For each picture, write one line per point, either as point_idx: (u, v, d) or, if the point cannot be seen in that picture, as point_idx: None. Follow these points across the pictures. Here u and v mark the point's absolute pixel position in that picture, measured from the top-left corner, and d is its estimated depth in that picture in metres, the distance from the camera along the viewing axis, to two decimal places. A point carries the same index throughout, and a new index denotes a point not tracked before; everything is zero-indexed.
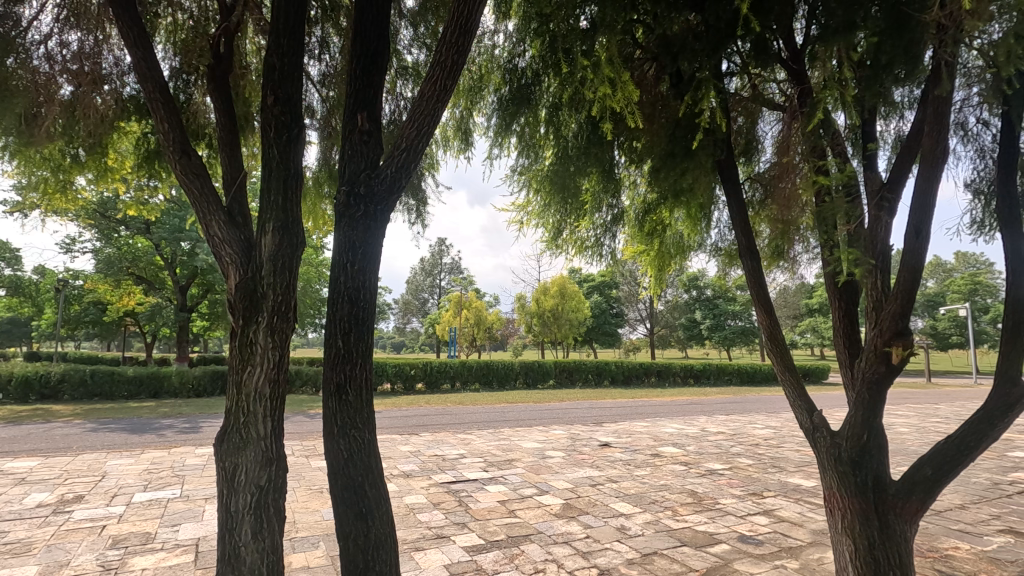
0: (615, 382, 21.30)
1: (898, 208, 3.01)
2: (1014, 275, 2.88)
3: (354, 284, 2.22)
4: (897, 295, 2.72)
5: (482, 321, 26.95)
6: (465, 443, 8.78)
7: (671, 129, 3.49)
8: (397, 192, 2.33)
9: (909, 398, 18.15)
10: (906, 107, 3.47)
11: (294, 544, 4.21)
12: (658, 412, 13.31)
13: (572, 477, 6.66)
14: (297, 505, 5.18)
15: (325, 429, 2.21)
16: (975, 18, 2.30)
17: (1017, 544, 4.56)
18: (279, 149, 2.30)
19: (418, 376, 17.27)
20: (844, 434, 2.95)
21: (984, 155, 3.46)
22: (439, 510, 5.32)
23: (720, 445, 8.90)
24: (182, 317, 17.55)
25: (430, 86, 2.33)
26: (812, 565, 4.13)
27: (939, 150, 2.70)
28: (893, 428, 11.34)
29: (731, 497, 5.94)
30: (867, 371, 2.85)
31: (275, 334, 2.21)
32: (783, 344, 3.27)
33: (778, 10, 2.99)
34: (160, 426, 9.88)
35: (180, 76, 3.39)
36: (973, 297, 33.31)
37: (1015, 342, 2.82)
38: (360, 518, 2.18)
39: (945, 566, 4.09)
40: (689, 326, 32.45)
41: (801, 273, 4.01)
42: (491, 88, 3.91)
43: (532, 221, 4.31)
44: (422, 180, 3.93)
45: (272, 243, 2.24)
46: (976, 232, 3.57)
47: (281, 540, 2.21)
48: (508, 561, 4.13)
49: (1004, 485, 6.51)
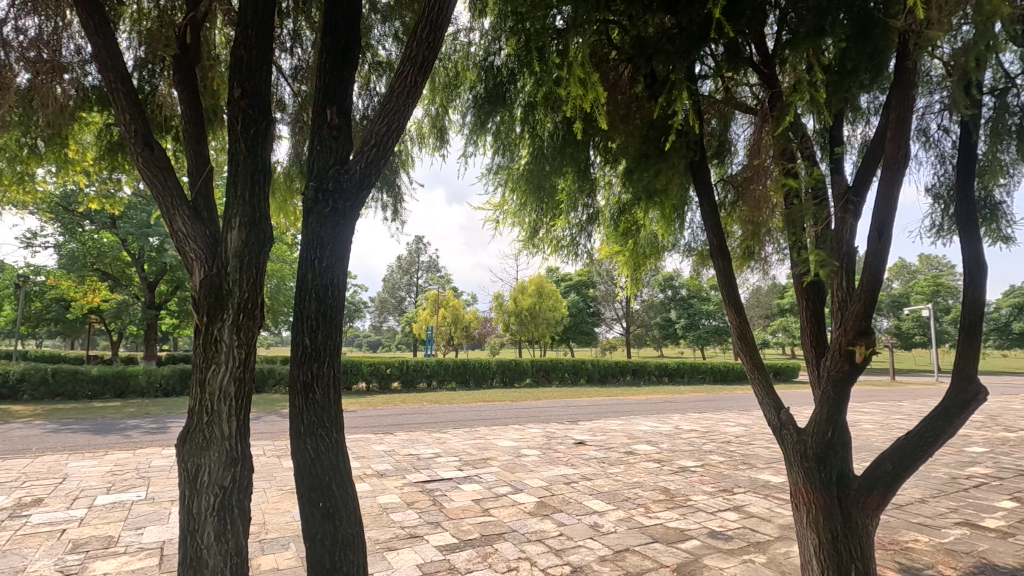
0: (591, 381, 21.43)
1: (861, 212, 3.09)
2: (971, 277, 2.98)
3: (322, 281, 2.19)
4: (859, 295, 2.80)
5: (459, 320, 26.84)
6: (441, 442, 8.75)
7: (645, 130, 3.53)
8: (367, 188, 2.29)
9: (874, 396, 18.72)
10: (871, 113, 3.58)
11: (263, 546, 4.12)
12: (633, 410, 13.44)
13: (547, 475, 6.69)
14: (267, 506, 5.09)
15: (291, 428, 2.18)
16: (937, 27, 2.34)
17: (973, 536, 4.74)
18: (246, 143, 2.25)
19: (393, 375, 17.14)
20: (810, 431, 3.01)
21: (944, 160, 3.59)
22: (413, 509, 5.28)
23: (692, 443, 9.01)
24: (150, 314, 17.10)
25: (400, 81, 2.30)
26: (778, 559, 4.23)
27: (901, 155, 2.78)
28: (858, 425, 11.66)
29: (703, 494, 6.03)
30: (831, 369, 2.92)
31: (240, 332, 2.15)
32: (752, 343, 3.33)
33: (749, 14, 3.03)
34: (126, 426, 9.62)
35: (145, 67, 3.27)
36: (935, 297, 34.56)
37: (971, 341, 2.93)
38: (327, 519, 2.15)
39: (905, 559, 4.22)
40: (665, 326, 32.85)
41: (772, 273, 4.09)
42: (467, 85, 3.88)
43: (508, 221, 4.27)
44: (397, 176, 3.88)
45: (238, 239, 2.19)
46: (934, 236, 3.70)
47: (245, 541, 2.16)
48: (481, 559, 4.13)
49: (961, 479, 6.76)
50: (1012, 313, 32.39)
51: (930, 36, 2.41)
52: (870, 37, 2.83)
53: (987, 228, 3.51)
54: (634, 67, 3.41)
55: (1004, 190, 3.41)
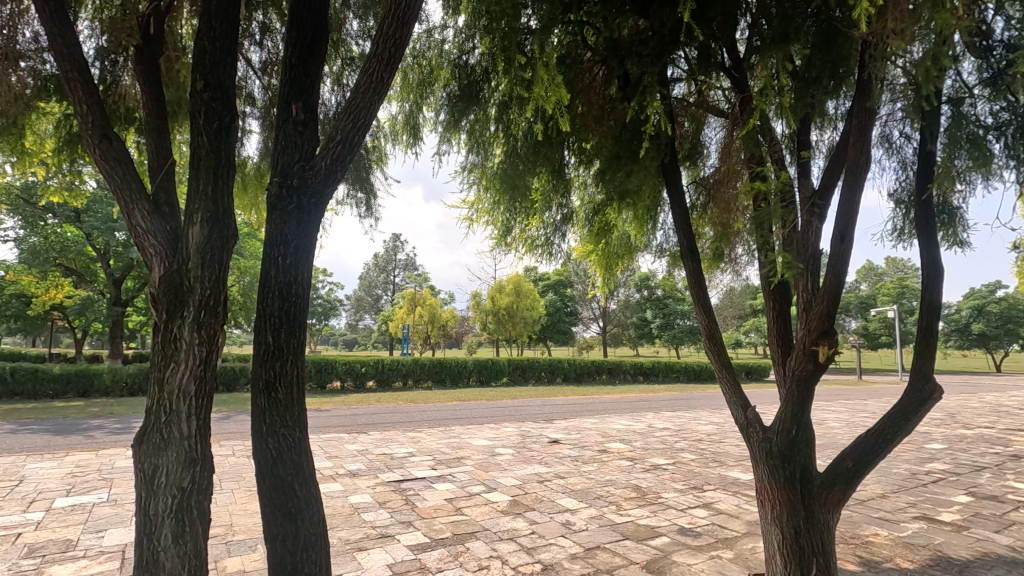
0: (568, 379, 21.54)
1: (826, 215, 3.15)
2: (930, 279, 3.09)
3: (286, 276, 2.15)
4: (823, 296, 2.89)
5: (436, 318, 26.71)
6: (415, 440, 8.71)
7: (618, 131, 3.58)
8: (334, 184, 2.27)
9: (841, 394, 19.17)
10: (837, 119, 3.68)
11: (229, 547, 4.04)
12: (608, 409, 13.52)
13: (521, 474, 6.71)
14: (235, 506, 5.00)
15: (253, 428, 2.14)
16: (896, 39, 2.40)
17: (930, 530, 4.90)
18: (209, 136, 2.21)
19: (369, 373, 16.98)
20: (775, 429, 3.08)
21: (905, 166, 3.71)
22: (385, 509, 5.23)
23: (665, 441, 9.11)
24: (116, 311, 16.64)
25: (366, 77, 2.28)
26: (745, 555, 4.31)
27: (862, 160, 2.87)
28: (825, 422, 11.96)
29: (673, 491, 6.12)
30: (796, 368, 2.99)
31: (201, 330, 2.11)
32: (721, 343, 3.38)
33: (719, 19, 3.09)
34: (89, 426, 9.33)
35: (108, 57, 3.16)
36: (901, 299, 35.67)
37: (928, 341, 3.04)
38: (289, 519, 2.12)
39: (865, 552, 4.35)
40: (641, 326, 33.18)
41: (743, 274, 4.16)
42: (441, 83, 3.84)
43: (481, 219, 4.23)
44: (369, 172, 3.85)
45: (200, 234, 2.15)
46: (895, 239, 3.82)
47: (204, 542, 2.12)
48: (452, 559, 4.12)
49: (921, 475, 6.99)
50: (972, 315, 33.64)
51: (889, 48, 2.47)
52: (832, 45, 2.89)
53: (945, 232, 3.64)
54: (608, 69, 3.45)
55: (960, 197, 3.54)
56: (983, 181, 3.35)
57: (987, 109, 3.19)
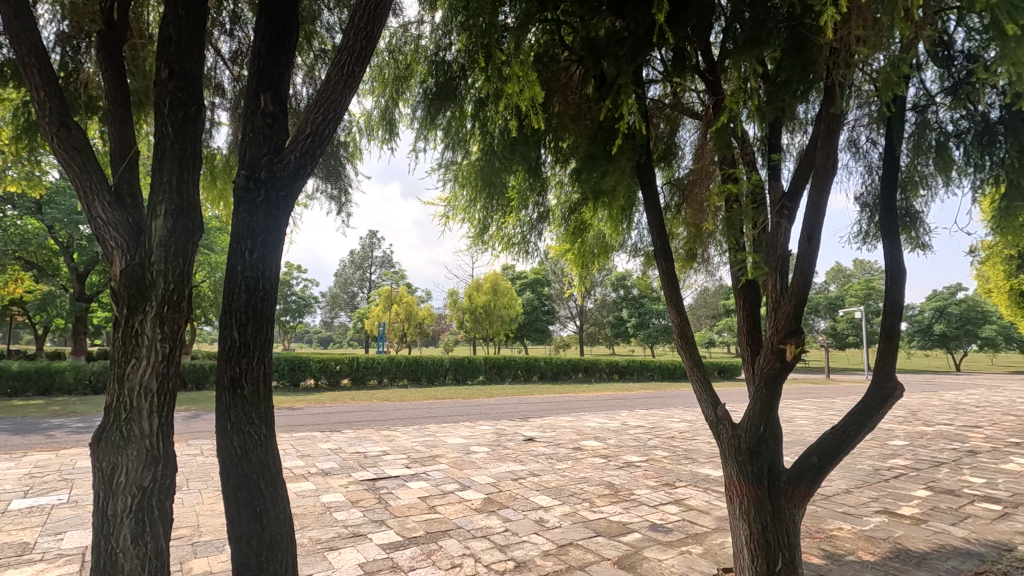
0: (544, 377, 21.65)
1: (796, 217, 3.21)
2: (893, 281, 3.18)
3: (252, 271, 2.11)
4: (791, 296, 2.95)
5: (413, 316, 26.59)
6: (389, 439, 8.64)
7: (594, 130, 3.59)
8: (303, 178, 2.23)
9: (810, 392, 19.63)
10: (807, 123, 3.78)
11: (195, 548, 3.96)
12: (583, 407, 13.60)
13: (495, 471, 6.71)
14: (203, 507, 4.90)
15: (217, 426, 2.09)
16: (862, 46, 2.45)
17: (890, 523, 5.07)
18: (174, 127, 2.15)
19: (343, 371, 16.79)
20: (743, 427, 3.13)
21: (872, 170, 3.82)
22: (357, 509, 5.16)
23: (639, 439, 9.21)
24: (80, 306, 16.17)
25: (337, 70, 2.24)
26: (714, 550, 4.39)
27: (829, 164, 2.93)
28: (794, 420, 12.24)
29: (646, 488, 6.19)
30: (764, 366, 3.04)
31: (164, 326, 2.06)
32: (692, 340, 3.43)
33: (694, 21, 3.11)
34: (49, 426, 9.01)
35: (69, 42, 3.06)
36: (868, 300, 36.70)
37: (891, 341, 3.13)
38: (254, 518, 2.08)
39: (829, 545, 4.47)
40: (617, 325, 33.49)
41: (716, 273, 4.22)
42: (417, 78, 3.80)
43: (457, 216, 4.18)
44: (343, 167, 3.82)
45: (164, 227, 2.10)
46: (861, 241, 3.93)
47: (165, 544, 2.07)
48: (424, 557, 4.10)
49: (883, 471, 7.22)
50: (934, 316, 34.81)
51: (855, 54, 2.53)
52: (803, 50, 2.94)
53: (907, 235, 3.76)
54: (584, 68, 3.47)
55: (923, 201, 3.66)
56: (943, 186, 3.46)
57: (949, 116, 3.29)
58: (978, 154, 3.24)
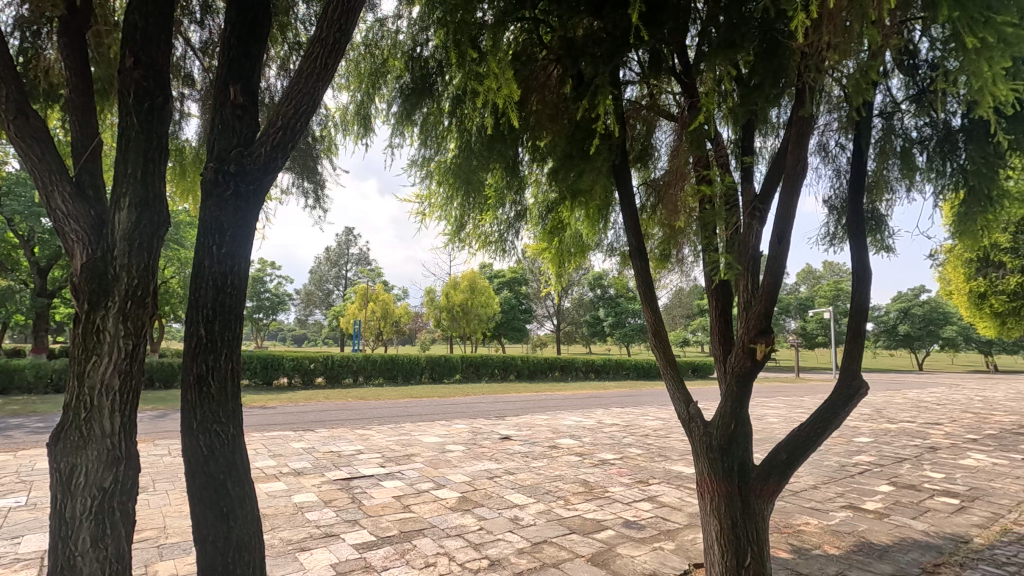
0: (521, 376, 21.71)
1: (767, 218, 3.26)
2: (859, 282, 3.27)
3: (221, 267, 2.06)
4: (762, 296, 3.00)
5: (389, 314, 26.42)
6: (364, 438, 8.56)
7: (571, 130, 3.60)
8: (273, 172, 2.19)
9: (781, 391, 20.07)
10: (779, 127, 3.86)
11: (161, 551, 3.86)
12: (559, 406, 13.67)
13: (470, 470, 6.70)
14: (171, 508, 4.78)
15: (182, 424, 2.04)
16: (834, 52, 2.50)
17: (855, 517, 5.22)
18: (139, 118, 2.08)
19: (318, 369, 16.56)
20: (715, 424, 3.18)
21: (839, 175, 3.92)
22: (330, 508, 5.10)
23: (613, 437, 9.31)
24: (41, 302, 15.65)
25: (309, 62, 2.20)
26: (685, 546, 4.46)
27: (799, 167, 2.99)
28: (764, 418, 12.51)
29: (620, 485, 6.26)
30: (735, 364, 3.09)
31: (127, 322, 2.00)
32: (666, 338, 3.47)
33: (671, 24, 3.16)
34: (7, 425, 8.69)
35: (29, 27, 2.93)
36: (837, 301, 37.69)
37: (857, 341, 3.22)
38: (221, 518, 2.04)
39: (796, 540, 4.57)
40: (593, 323, 33.76)
41: (690, 274, 4.27)
42: (394, 74, 3.76)
43: (434, 214, 4.15)
44: (318, 163, 3.76)
45: (128, 221, 2.03)
46: (829, 243, 4.03)
47: (127, 547, 2.01)
48: (398, 556, 4.07)
49: (849, 467, 7.42)
50: (899, 317, 35.94)
51: (826, 59, 2.58)
52: (775, 56, 3.00)
53: (872, 237, 3.87)
54: (562, 67, 3.48)
55: (888, 205, 3.77)
56: (906, 191, 3.58)
57: (913, 123, 3.39)
58: (940, 160, 3.35)
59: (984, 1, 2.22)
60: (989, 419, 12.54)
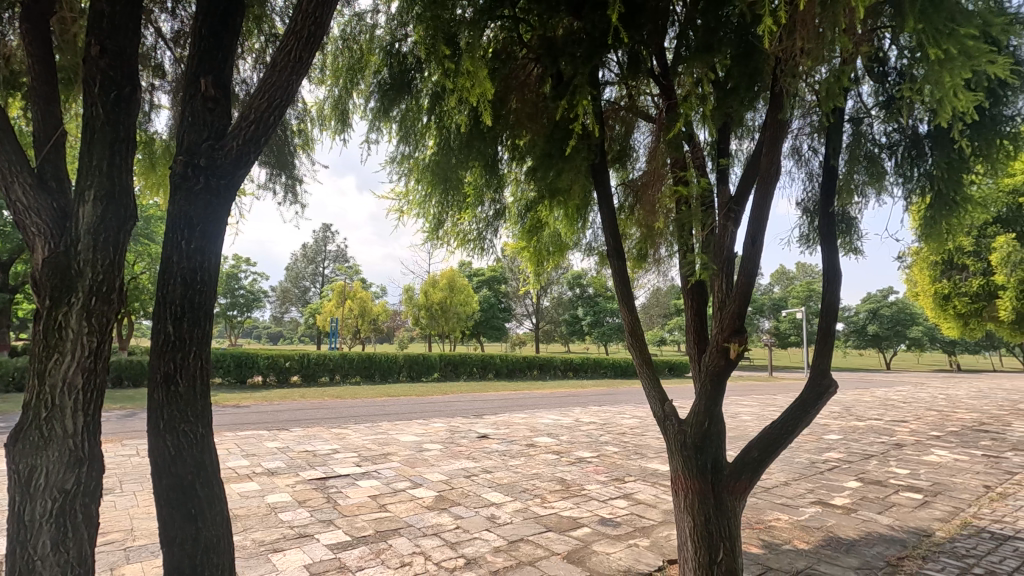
0: (499, 375, 21.72)
1: (742, 219, 3.31)
2: (830, 282, 3.34)
3: (190, 263, 2.01)
4: (736, 296, 3.05)
5: (367, 312, 26.19)
6: (340, 437, 8.47)
7: (550, 129, 3.61)
8: (245, 167, 2.14)
9: (754, 389, 20.46)
10: (754, 130, 3.93)
11: (128, 553, 3.76)
12: (537, 404, 13.72)
13: (447, 469, 6.67)
14: (138, 509, 4.66)
15: (148, 424, 1.99)
16: (808, 57, 2.55)
17: (824, 513, 5.35)
18: (105, 108, 2.02)
19: (293, 368, 16.32)
20: (690, 422, 3.22)
21: (812, 178, 4.01)
22: (304, 508, 5.03)
23: (590, 435, 9.37)
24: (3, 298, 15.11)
25: (284, 55, 2.16)
26: (660, 542, 4.52)
27: (773, 170, 3.04)
28: (738, 416, 12.75)
29: (596, 483, 6.30)
30: (709, 364, 3.13)
31: (91, 319, 1.94)
32: (642, 337, 3.50)
33: (649, 26, 3.19)
34: None
35: None
36: (809, 301, 38.54)
37: (827, 341, 3.29)
38: (189, 520, 2.00)
39: (767, 536, 4.67)
40: (572, 323, 33.95)
41: (667, 274, 4.32)
42: (372, 69, 3.71)
43: (412, 211, 4.11)
44: (294, 158, 3.71)
45: (92, 214, 1.97)
46: (801, 245, 4.12)
47: (90, 550, 1.96)
48: (373, 556, 4.03)
49: (819, 463, 7.60)
50: (868, 317, 36.91)
51: (800, 65, 2.63)
52: (751, 60, 3.04)
53: (843, 240, 3.96)
54: (542, 66, 3.48)
55: (858, 209, 3.86)
56: (875, 195, 3.68)
57: (882, 129, 3.49)
58: (908, 165, 3.44)
59: (948, 13, 2.29)
60: (952, 417, 12.96)
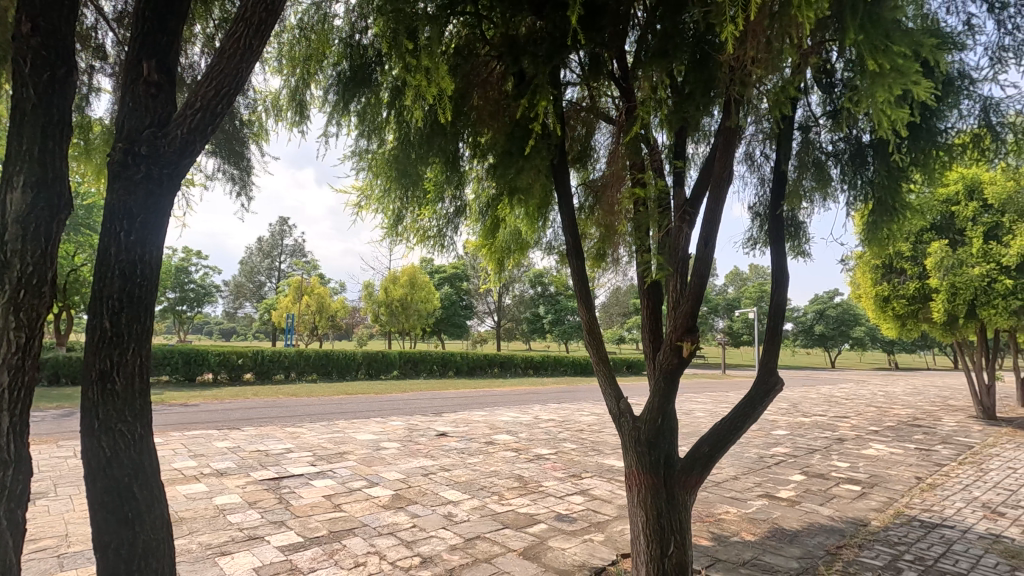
0: (459, 373, 21.64)
1: (696, 221, 3.41)
2: (778, 283, 3.47)
3: (129, 255, 1.93)
4: (689, 295, 3.12)
5: (325, 308, 25.63)
6: (294, 436, 8.26)
7: (511, 127, 3.61)
8: (190, 156, 2.06)
9: (709, 386, 21.10)
10: (710, 134, 4.04)
11: (62, 561, 3.57)
12: (498, 401, 13.75)
13: (405, 467, 6.60)
14: (74, 514, 4.42)
15: (82, 424, 1.89)
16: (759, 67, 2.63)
17: (770, 505, 5.56)
18: (37, 89, 1.91)
19: (247, 365, 15.81)
20: (644, 420, 3.28)
21: (763, 183, 4.15)
22: (254, 510, 4.89)
23: (549, 432, 9.45)
24: None
25: (232, 42, 2.08)
26: (614, 537, 4.60)
27: (725, 174, 3.13)
28: (692, 412, 13.09)
29: (553, 479, 6.37)
30: (663, 362, 3.20)
31: (19, 313, 1.82)
32: (599, 336, 3.55)
33: (610, 29, 3.23)
34: None
35: None
36: (761, 302, 39.97)
37: (774, 341, 3.41)
38: (125, 523, 1.91)
39: (716, 528, 4.82)
40: (533, 321, 34.16)
41: (625, 272, 4.39)
42: (330, 60, 3.62)
43: (370, 206, 4.04)
44: (246, 149, 3.60)
45: (22, 202, 1.86)
46: (752, 247, 4.28)
47: (16, 557, 1.85)
48: (326, 557, 3.96)
49: (767, 458, 7.89)
50: (815, 317, 38.54)
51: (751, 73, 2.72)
52: (706, 66, 3.13)
53: (792, 244, 4.13)
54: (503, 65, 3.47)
55: (806, 213, 4.02)
56: (822, 200, 3.84)
57: (829, 138, 3.65)
58: (852, 173, 3.61)
59: (884, 29, 2.41)
60: (889, 412, 13.69)
